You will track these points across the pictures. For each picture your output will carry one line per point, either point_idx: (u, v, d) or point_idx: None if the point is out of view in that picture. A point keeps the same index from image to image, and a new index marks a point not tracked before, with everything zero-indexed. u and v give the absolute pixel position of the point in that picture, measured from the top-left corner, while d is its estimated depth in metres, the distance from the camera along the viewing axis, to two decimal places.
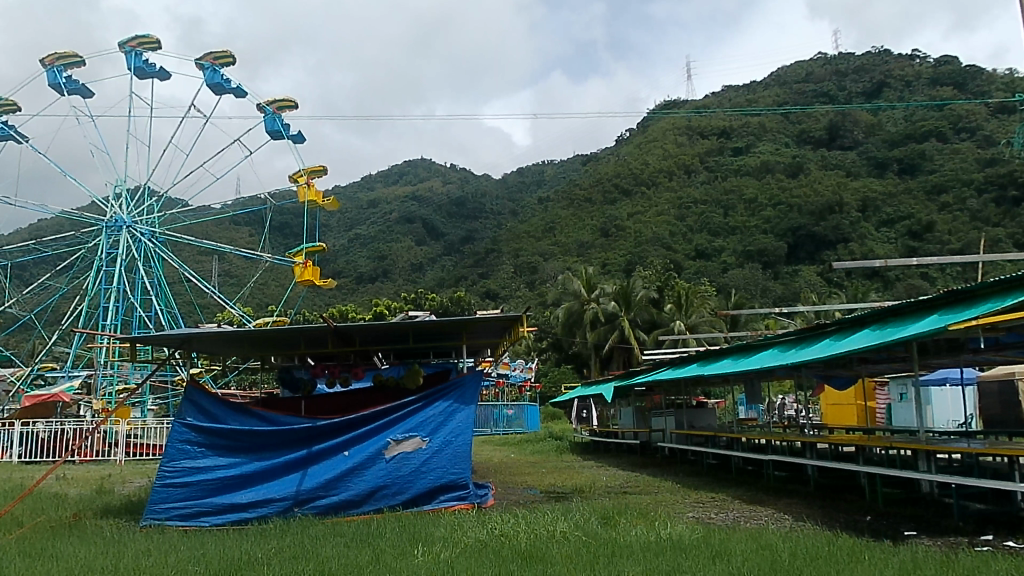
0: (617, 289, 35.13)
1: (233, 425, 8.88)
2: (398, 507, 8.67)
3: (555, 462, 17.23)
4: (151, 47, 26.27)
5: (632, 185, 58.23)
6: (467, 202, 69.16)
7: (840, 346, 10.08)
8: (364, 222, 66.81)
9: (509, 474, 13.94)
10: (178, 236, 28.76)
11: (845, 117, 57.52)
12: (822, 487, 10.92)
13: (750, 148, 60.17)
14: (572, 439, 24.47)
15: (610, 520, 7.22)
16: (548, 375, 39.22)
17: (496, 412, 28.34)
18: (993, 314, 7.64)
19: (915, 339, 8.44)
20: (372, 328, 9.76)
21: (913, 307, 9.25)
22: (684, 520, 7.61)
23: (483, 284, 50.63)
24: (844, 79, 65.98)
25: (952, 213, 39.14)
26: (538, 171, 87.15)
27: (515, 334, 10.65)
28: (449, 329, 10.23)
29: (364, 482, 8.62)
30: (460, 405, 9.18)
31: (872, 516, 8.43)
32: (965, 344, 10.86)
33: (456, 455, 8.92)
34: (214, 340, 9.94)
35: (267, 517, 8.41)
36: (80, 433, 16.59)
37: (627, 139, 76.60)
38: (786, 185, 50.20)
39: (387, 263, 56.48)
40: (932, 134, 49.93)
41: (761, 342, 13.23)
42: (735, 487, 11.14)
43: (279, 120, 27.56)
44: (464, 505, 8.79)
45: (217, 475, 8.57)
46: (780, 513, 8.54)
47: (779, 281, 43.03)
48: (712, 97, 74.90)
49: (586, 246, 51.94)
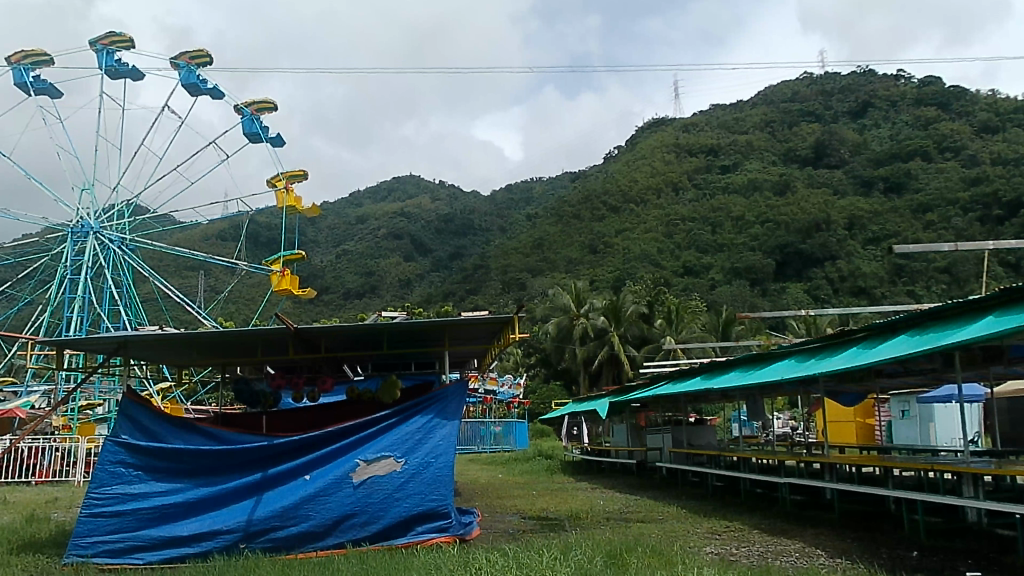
0: (606, 303, 33.95)
1: (176, 445, 7.61)
2: (365, 541, 7.41)
3: (547, 482, 16.07)
4: (125, 46, 25.09)
5: (622, 203, 57.23)
6: (455, 218, 67.53)
7: (869, 355, 8.91)
8: (351, 238, 65.28)
9: (497, 496, 12.77)
10: (150, 242, 27.42)
11: (831, 135, 56.57)
12: (848, 514, 9.79)
13: (738, 166, 59.37)
14: (562, 457, 23.30)
15: (619, 561, 6.01)
16: (536, 392, 37.99)
17: (482, 429, 27.05)
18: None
19: (964, 344, 7.30)
20: (339, 331, 8.48)
21: (956, 310, 8.12)
22: (707, 559, 6.45)
23: (470, 300, 49.44)
24: (830, 99, 67.45)
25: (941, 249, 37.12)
26: (526, 187, 85.91)
27: (504, 339, 9.41)
28: (429, 332, 9.00)
29: (329, 511, 7.37)
30: (442, 421, 7.99)
31: (919, 552, 7.30)
32: (1003, 353, 9.76)
33: (436, 479, 7.71)
34: (158, 344, 8.62)
35: (210, 553, 7.13)
36: (19, 430, 15.34)
37: (615, 156, 75.82)
38: (774, 202, 49.24)
39: (374, 279, 55.19)
40: (917, 154, 48.79)
41: (774, 353, 12.01)
42: (749, 514, 9.98)
43: (257, 123, 26.39)
44: (445, 538, 7.60)
45: (154, 503, 7.30)
46: (811, 549, 7.45)
47: (767, 298, 42.16)
48: (700, 117, 74.32)
49: (575, 263, 51.02)
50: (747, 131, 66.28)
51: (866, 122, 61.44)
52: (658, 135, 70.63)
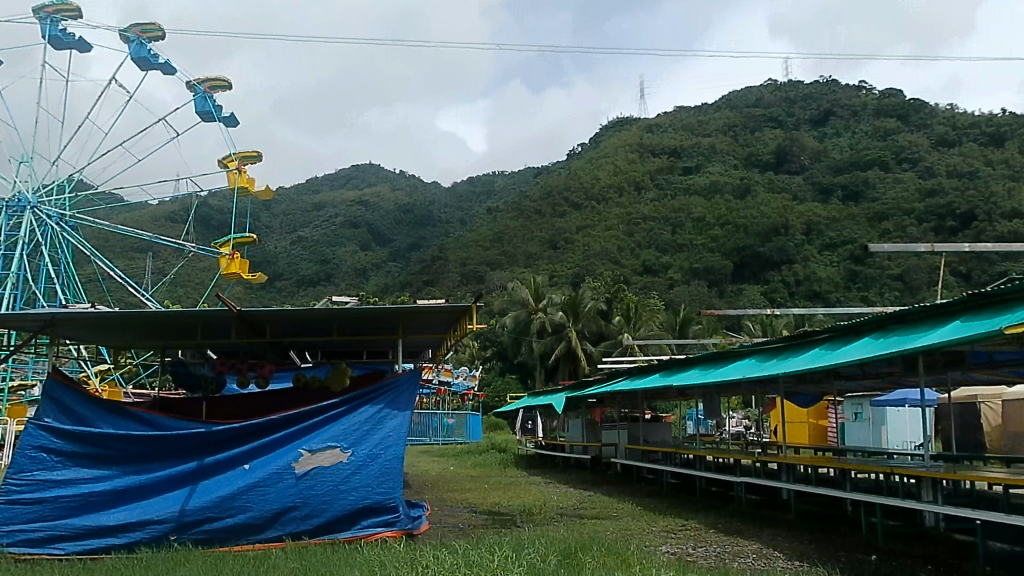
0: (565, 299, 33.76)
1: (106, 429, 7.11)
2: (306, 534, 7.04)
3: (500, 476, 15.79)
4: (72, 15, 24.11)
5: (583, 200, 57.09)
6: (415, 209, 66.88)
7: (833, 356, 8.74)
8: (307, 226, 62.73)
9: (447, 489, 12.42)
10: (92, 220, 26.40)
11: (793, 141, 57.20)
12: (804, 514, 9.67)
13: (700, 168, 59.68)
14: (516, 451, 23.07)
15: (572, 561, 5.73)
16: (492, 385, 37.68)
17: (436, 421, 26.73)
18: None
19: (931, 349, 7.14)
20: (285, 315, 8.06)
21: (923, 314, 7.97)
22: (663, 561, 6.21)
23: (428, 292, 48.84)
24: (792, 106, 68.24)
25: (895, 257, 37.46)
26: (488, 180, 85.50)
27: (461, 329, 9.05)
28: (382, 320, 8.61)
29: (268, 502, 6.97)
30: (392, 411, 7.63)
31: (877, 556, 7.16)
32: (961, 359, 9.72)
33: (384, 471, 7.36)
34: (90, 322, 8.07)
35: (138, 544, 6.70)
36: None
37: (579, 153, 75.88)
38: (734, 205, 49.48)
39: (330, 266, 54.23)
40: (875, 163, 49.38)
41: (735, 351, 11.85)
42: (704, 513, 9.81)
43: (210, 101, 25.59)
44: (392, 533, 7.27)
45: (79, 489, 6.82)
46: (769, 551, 7.28)
47: (724, 299, 42.49)
48: (665, 118, 74.72)
49: (534, 257, 50.89)
50: (710, 134, 66.70)
51: (827, 130, 62.19)
52: (623, 134, 70.83)
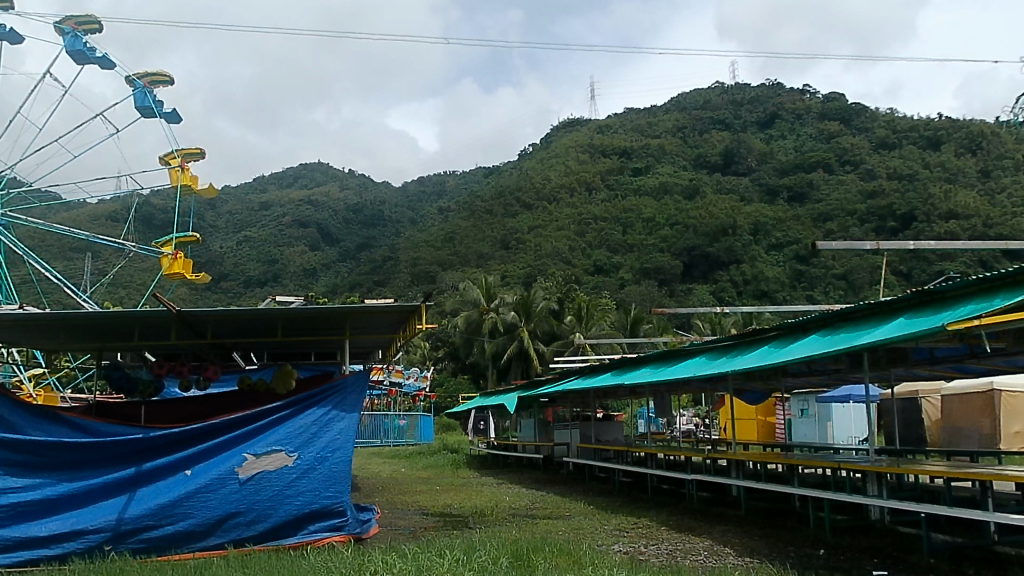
0: (516, 299, 33.75)
1: (36, 435, 6.78)
2: (251, 541, 6.84)
3: (451, 477, 15.66)
4: (3, 7, 23.22)
5: (534, 200, 57.21)
6: (364, 209, 66.24)
7: (781, 353, 8.82)
8: (254, 224, 61.96)
9: (398, 491, 12.26)
10: (26, 218, 25.43)
11: (739, 143, 58.12)
12: (754, 510, 9.79)
13: (649, 169, 60.29)
14: (467, 451, 22.95)
15: (526, 563, 5.64)
16: (443, 385, 37.49)
17: (387, 423, 26.50)
18: (997, 312, 6.19)
19: (876, 346, 7.24)
20: (226, 315, 7.81)
21: (869, 312, 8.10)
22: (616, 560, 6.18)
23: (378, 292, 48.35)
24: (739, 108, 69.44)
25: (839, 256, 38.01)
26: (439, 180, 85.13)
27: (410, 330, 8.91)
28: (328, 320, 8.44)
29: (210, 509, 6.76)
30: (339, 414, 7.46)
31: (825, 550, 7.24)
32: (904, 355, 9.92)
33: (332, 475, 7.19)
34: (19, 324, 7.71)
35: (71, 556, 6.41)
36: None
37: (531, 154, 76.07)
38: (683, 206, 50.06)
39: (278, 267, 53.30)
40: (819, 165, 50.45)
41: (684, 350, 11.94)
42: (656, 511, 9.84)
43: (150, 96, 24.92)
44: (340, 538, 7.13)
45: (7, 500, 6.48)
46: (720, 547, 7.31)
47: (674, 298, 43.01)
48: (615, 119, 75.33)
49: (486, 257, 50.80)
50: (659, 135, 67.48)
51: (772, 132, 63.33)
52: (574, 135, 71.27)
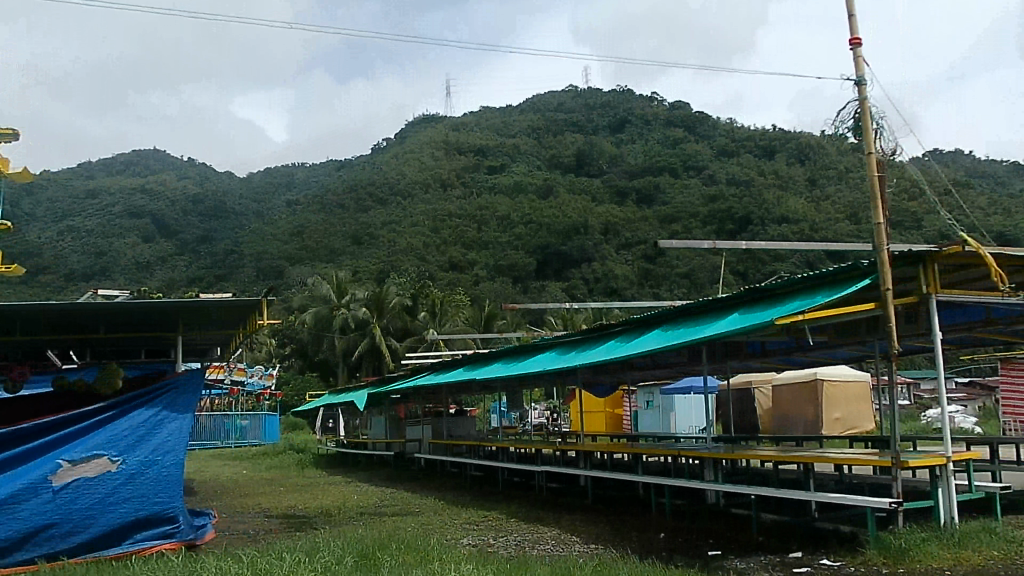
0: (368, 295, 33.28)
1: None
2: (67, 554, 6.30)
3: (297, 478, 15.12)
4: None
5: (388, 196, 56.47)
6: (207, 200, 63.14)
7: (625, 348, 9.10)
8: (80, 213, 57.49)
9: (238, 494, 11.70)
10: None
11: (591, 146, 59.72)
12: (600, 498, 10.07)
13: (504, 168, 60.95)
14: (315, 451, 22.30)
15: (372, 561, 5.49)
16: (290, 384, 36.33)
17: (228, 423, 25.35)
18: (820, 308, 6.59)
19: (713, 339, 7.57)
20: (39, 309, 7.13)
21: (707, 308, 8.48)
22: (464, 553, 6.13)
23: (220, 287, 46.13)
24: (592, 112, 71.55)
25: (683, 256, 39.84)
26: (288, 172, 82.41)
27: (250, 325, 8.48)
28: (160, 315, 7.90)
29: (20, 522, 6.15)
30: (171, 415, 7.05)
31: (665, 533, 7.54)
32: (739, 348, 10.44)
33: (162, 479, 6.77)
34: None
35: None
36: None
37: (385, 148, 75.11)
38: (537, 205, 50.81)
39: (107, 260, 49.75)
40: (665, 169, 52.72)
41: (536, 345, 12.08)
42: (506, 503, 9.92)
43: None
44: (171, 545, 6.74)
45: None
46: (567, 535, 7.45)
47: (528, 295, 43.66)
48: (471, 117, 75.69)
49: (337, 253, 49.65)
50: (514, 135, 68.60)
51: (622, 136, 65.56)
52: (429, 131, 70.93)
